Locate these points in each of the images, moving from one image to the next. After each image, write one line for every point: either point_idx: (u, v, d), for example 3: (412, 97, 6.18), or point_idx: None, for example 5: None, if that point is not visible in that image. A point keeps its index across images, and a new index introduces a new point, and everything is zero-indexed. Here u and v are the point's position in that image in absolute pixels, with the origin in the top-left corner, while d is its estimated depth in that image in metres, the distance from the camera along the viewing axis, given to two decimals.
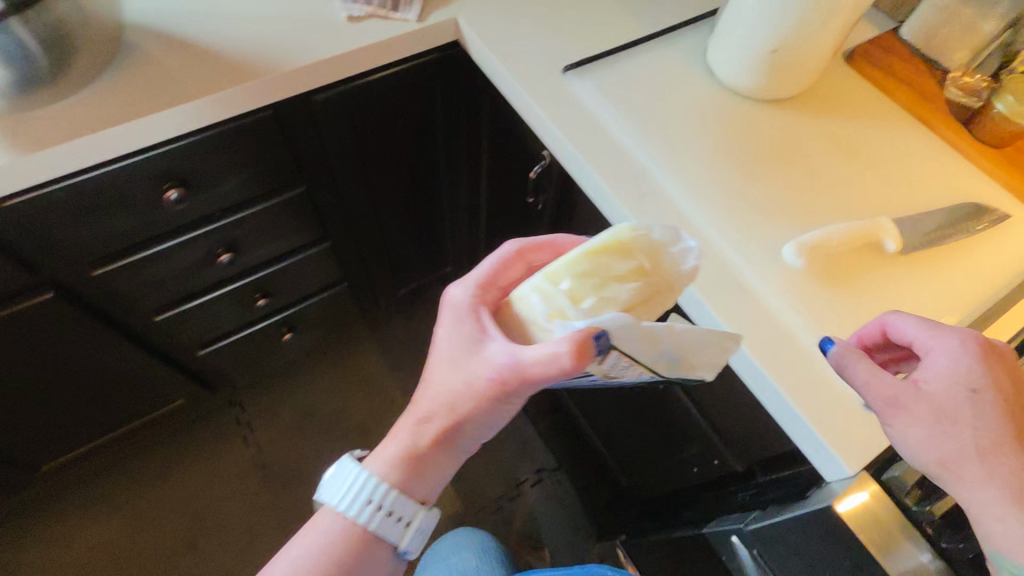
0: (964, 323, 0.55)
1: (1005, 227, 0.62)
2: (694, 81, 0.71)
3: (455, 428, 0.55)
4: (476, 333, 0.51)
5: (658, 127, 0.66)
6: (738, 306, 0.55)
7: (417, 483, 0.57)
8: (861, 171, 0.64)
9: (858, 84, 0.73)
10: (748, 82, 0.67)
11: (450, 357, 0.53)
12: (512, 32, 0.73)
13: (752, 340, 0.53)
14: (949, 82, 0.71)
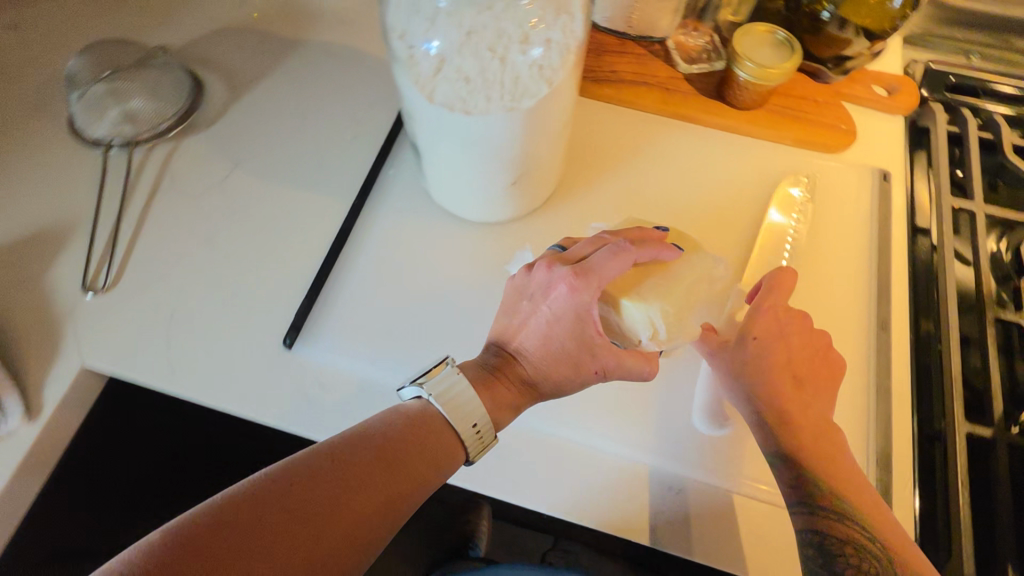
0: (872, 336, 0.49)
1: (825, 192, 0.56)
2: (443, 239, 0.53)
3: (530, 366, 0.41)
4: (573, 315, 0.40)
5: (453, 344, 0.48)
6: (695, 516, 0.43)
7: (495, 407, 0.39)
8: (673, 228, 0.54)
9: (598, 114, 0.60)
10: (503, 211, 0.51)
11: (545, 342, 0.41)
12: (176, 337, 0.48)
13: (701, 546, 0.42)
14: (673, 54, 0.61)
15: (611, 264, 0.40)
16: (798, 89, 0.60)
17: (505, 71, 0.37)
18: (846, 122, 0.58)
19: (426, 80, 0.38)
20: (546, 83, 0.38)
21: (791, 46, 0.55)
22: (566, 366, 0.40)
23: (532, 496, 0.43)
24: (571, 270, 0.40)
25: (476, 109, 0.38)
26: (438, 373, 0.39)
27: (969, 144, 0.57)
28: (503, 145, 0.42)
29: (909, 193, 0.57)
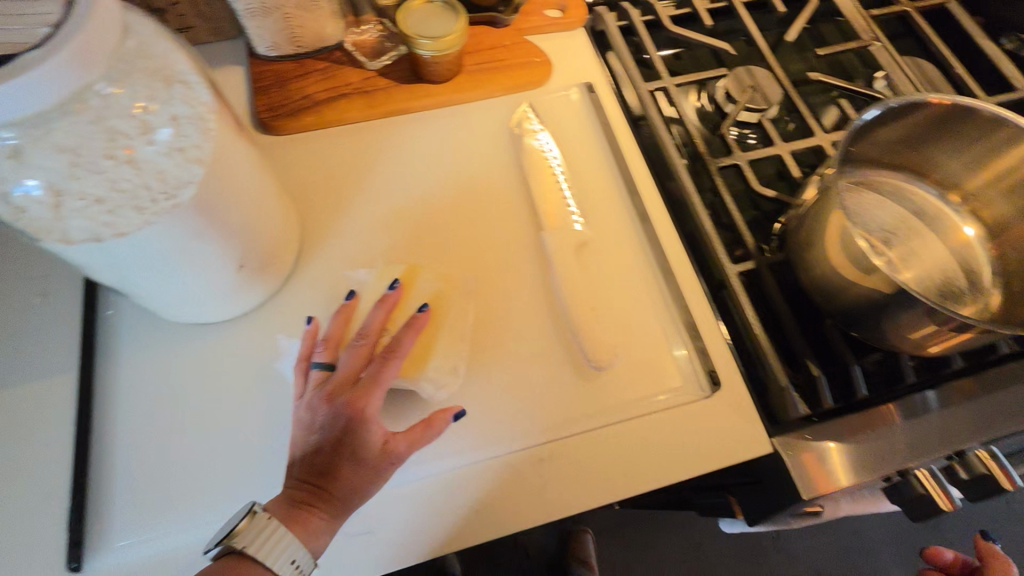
0: (637, 229, 0.53)
1: (550, 123, 0.58)
2: (206, 351, 0.46)
3: (328, 481, 0.38)
4: (361, 422, 0.39)
5: (270, 455, 0.42)
6: (580, 464, 0.44)
7: (311, 533, 0.36)
8: (434, 220, 0.52)
9: (312, 143, 0.56)
10: (254, 292, 0.46)
11: (337, 452, 0.39)
12: None
13: (586, 496, 0.43)
14: (356, 53, 0.59)
15: (381, 371, 0.41)
16: (485, 41, 0.61)
17: (139, 174, 0.32)
18: (538, 54, 0.61)
19: (49, 226, 0.31)
20: (196, 162, 0.34)
21: (453, 8, 0.55)
22: (367, 477, 0.39)
23: (378, 568, 0.41)
24: (349, 389, 0.41)
25: (131, 228, 0.32)
26: (245, 526, 0.35)
27: (638, 30, 0.62)
28: (196, 241, 0.36)
29: (616, 92, 0.60)
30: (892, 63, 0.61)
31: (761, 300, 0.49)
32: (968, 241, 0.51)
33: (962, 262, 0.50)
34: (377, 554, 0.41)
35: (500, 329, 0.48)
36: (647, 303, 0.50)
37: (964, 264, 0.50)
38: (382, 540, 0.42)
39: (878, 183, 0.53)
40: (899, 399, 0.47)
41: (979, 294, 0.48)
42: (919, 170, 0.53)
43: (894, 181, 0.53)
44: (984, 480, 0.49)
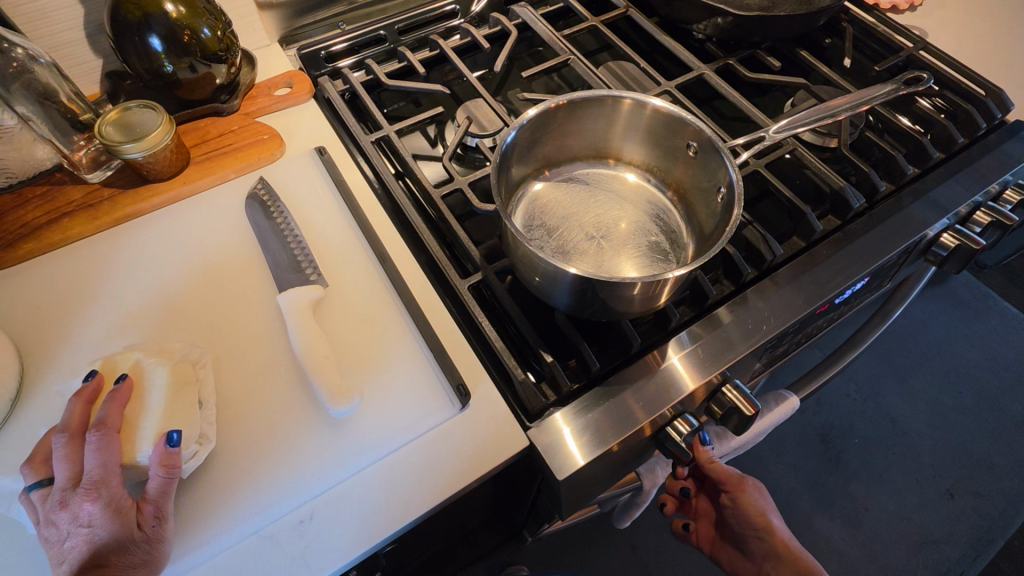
0: (377, 269, 0.56)
1: (284, 191, 0.60)
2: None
3: (104, 566, 0.38)
4: (104, 504, 0.39)
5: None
6: (353, 500, 0.44)
7: None
8: (170, 312, 0.52)
9: (39, 268, 0.55)
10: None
11: (110, 539, 0.38)
12: None
13: (360, 534, 0.43)
14: (76, 170, 0.58)
15: (105, 452, 0.40)
16: (211, 131, 0.63)
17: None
18: (265, 131, 0.63)
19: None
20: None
21: (153, 109, 0.57)
22: (141, 547, 0.39)
23: None
24: (84, 487, 0.39)
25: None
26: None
27: (358, 90, 0.67)
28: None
29: (348, 149, 0.64)
30: (588, 71, 0.68)
31: (495, 307, 0.53)
32: (658, 199, 0.59)
33: (659, 222, 0.57)
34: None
35: (245, 403, 0.47)
36: (391, 337, 0.52)
37: (658, 220, 0.57)
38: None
39: (576, 176, 0.60)
40: (630, 364, 0.51)
41: (681, 259, 0.55)
42: (605, 155, 0.61)
43: (588, 172, 0.61)
44: (734, 409, 0.53)
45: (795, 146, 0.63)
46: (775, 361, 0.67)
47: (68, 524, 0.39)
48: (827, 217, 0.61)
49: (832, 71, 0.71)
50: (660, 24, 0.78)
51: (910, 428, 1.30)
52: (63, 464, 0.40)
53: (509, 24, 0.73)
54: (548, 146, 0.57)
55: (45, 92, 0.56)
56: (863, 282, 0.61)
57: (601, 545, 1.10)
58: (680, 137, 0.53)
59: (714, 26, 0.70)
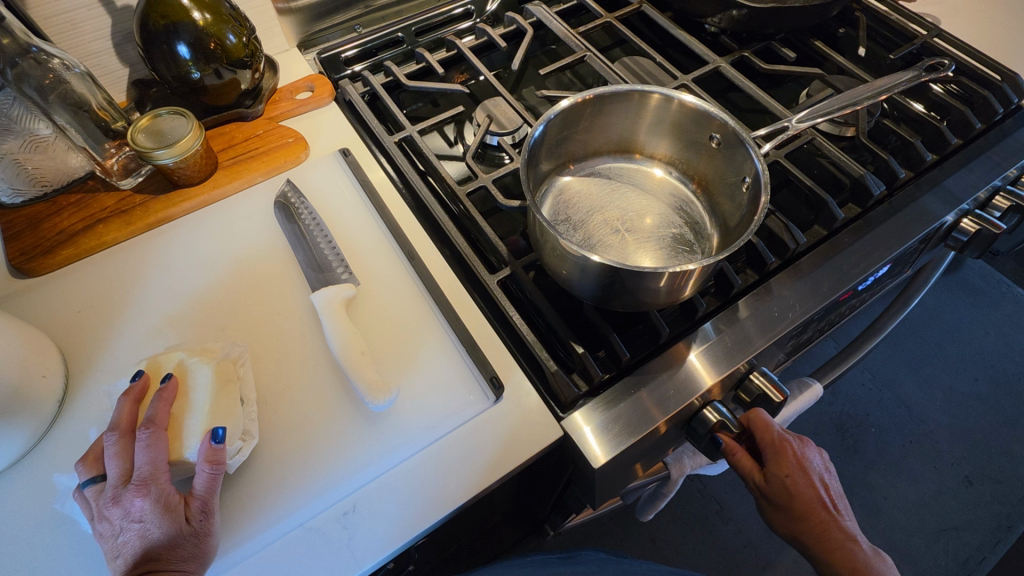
0: (406, 267, 0.57)
1: (312, 192, 0.62)
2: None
3: (156, 560, 0.39)
4: (152, 499, 0.40)
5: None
6: (394, 490, 0.45)
7: None
8: (208, 313, 0.53)
9: (76, 274, 0.56)
10: (11, 439, 0.44)
11: (160, 533, 0.39)
12: None
13: (402, 525, 0.44)
14: (110, 176, 0.60)
15: (155, 448, 0.41)
16: (237, 136, 0.64)
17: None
18: (290, 135, 0.64)
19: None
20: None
21: (183, 116, 0.58)
22: (189, 541, 0.40)
23: None
24: (134, 483, 0.40)
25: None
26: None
27: (379, 92, 0.68)
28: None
29: (372, 150, 0.65)
30: (605, 67, 0.69)
31: (524, 300, 0.54)
32: (682, 192, 0.60)
33: (683, 214, 0.58)
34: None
35: (285, 400, 0.48)
36: (424, 333, 0.53)
37: (679, 214, 0.58)
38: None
39: (599, 171, 0.61)
40: (660, 354, 0.52)
41: (706, 252, 0.55)
42: (628, 149, 0.61)
43: (610, 167, 0.62)
44: (762, 397, 0.54)
45: (814, 136, 0.64)
46: (797, 350, 0.68)
47: (118, 518, 0.39)
48: (847, 205, 0.62)
49: (846, 61, 0.72)
50: (673, 19, 0.79)
51: (926, 416, 1.30)
52: (116, 458, 0.41)
53: (524, 23, 0.74)
54: (572, 142, 0.58)
55: (75, 102, 0.57)
56: (885, 269, 0.62)
57: (618, 537, 1.11)
58: (703, 130, 0.54)
59: (729, 18, 0.70)
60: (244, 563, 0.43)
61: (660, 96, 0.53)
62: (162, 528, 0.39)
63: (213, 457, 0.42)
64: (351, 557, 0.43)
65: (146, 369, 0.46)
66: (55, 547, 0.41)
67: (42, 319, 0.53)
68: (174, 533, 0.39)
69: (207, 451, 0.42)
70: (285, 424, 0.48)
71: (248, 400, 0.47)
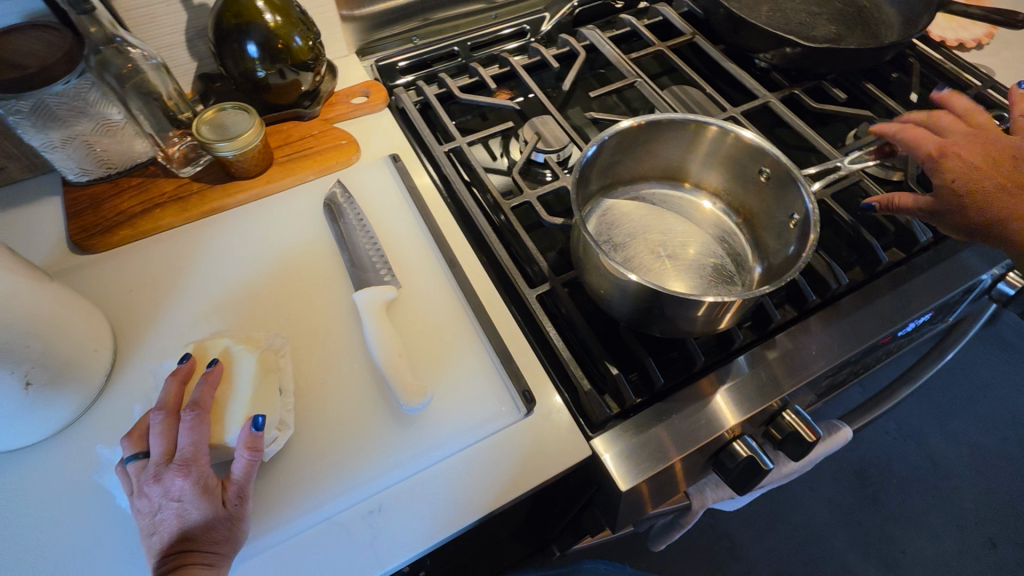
0: (447, 275, 0.58)
1: (360, 194, 0.63)
2: (8, 484, 0.44)
3: (192, 540, 0.39)
4: (193, 481, 0.40)
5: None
6: (422, 495, 0.46)
7: None
8: (253, 303, 0.54)
9: (129, 254, 0.58)
10: (58, 408, 0.45)
11: (198, 514, 0.40)
12: None
13: (428, 530, 0.44)
14: (170, 164, 0.62)
15: (197, 431, 0.42)
16: (294, 134, 0.67)
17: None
18: (344, 137, 0.67)
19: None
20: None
21: (246, 112, 0.61)
22: (224, 525, 0.41)
23: None
24: (175, 463, 0.41)
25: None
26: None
27: (433, 103, 0.70)
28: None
29: (421, 157, 0.67)
30: (655, 94, 0.70)
31: (561, 317, 0.54)
32: (726, 224, 0.60)
33: (725, 245, 0.59)
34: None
35: (321, 395, 0.49)
36: (460, 341, 0.53)
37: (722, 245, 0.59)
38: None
39: (646, 195, 0.62)
40: (693, 382, 0.52)
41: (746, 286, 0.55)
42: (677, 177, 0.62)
43: (657, 193, 0.62)
44: (793, 436, 0.53)
45: (861, 177, 0.65)
46: (828, 391, 0.67)
47: (159, 496, 0.40)
48: (892, 249, 0.62)
49: (897, 105, 0.72)
50: (724, 52, 0.80)
51: (951, 470, 1.27)
52: (160, 436, 0.42)
53: (577, 45, 0.76)
54: (621, 165, 0.59)
55: (149, 91, 0.60)
56: (927, 316, 0.61)
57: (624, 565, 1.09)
58: (756, 164, 0.54)
59: (781, 55, 0.71)
60: (269, 552, 0.43)
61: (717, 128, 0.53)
62: (201, 509, 0.40)
63: (253, 444, 0.42)
64: (376, 558, 0.43)
65: (193, 352, 0.48)
66: (89, 518, 0.43)
67: (95, 295, 0.55)
68: (213, 516, 0.40)
69: (247, 438, 0.42)
70: (320, 418, 0.48)
71: (287, 392, 0.48)
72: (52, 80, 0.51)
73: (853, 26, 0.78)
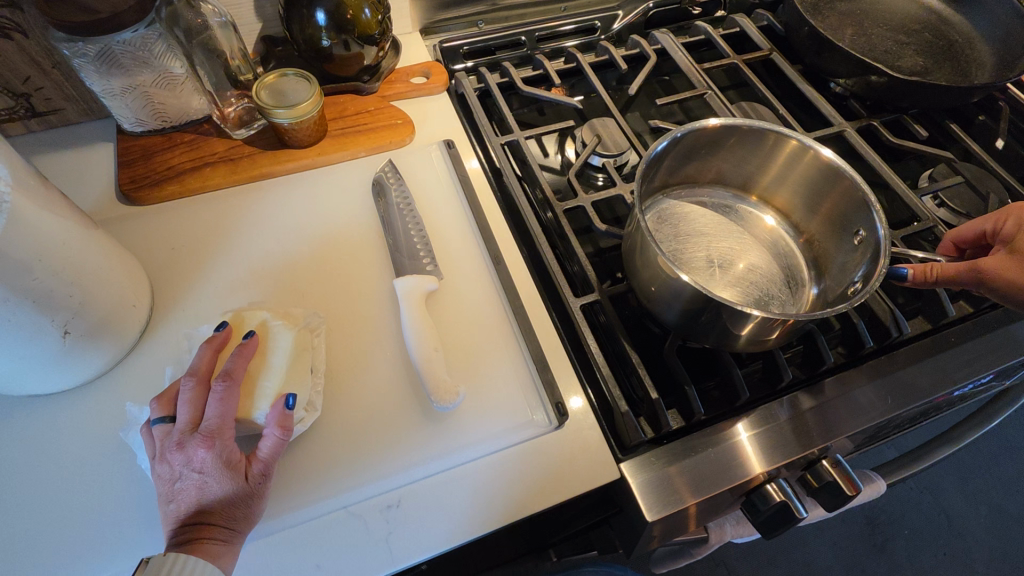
0: (490, 271, 0.56)
1: (411, 177, 0.62)
2: (34, 427, 0.44)
3: (213, 513, 0.39)
4: (218, 454, 0.40)
5: (88, 531, 0.40)
6: (443, 496, 0.44)
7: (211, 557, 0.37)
8: (293, 275, 0.54)
9: (174, 210, 0.57)
10: (93, 359, 0.45)
11: (221, 488, 0.39)
12: None
13: (446, 534, 0.43)
14: (224, 124, 0.62)
15: (227, 403, 0.41)
16: (349, 108, 0.65)
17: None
18: (400, 117, 0.65)
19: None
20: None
21: (307, 81, 0.59)
22: (245, 501, 0.40)
23: None
24: (201, 433, 0.40)
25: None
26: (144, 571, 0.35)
27: (493, 92, 0.67)
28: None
29: (475, 146, 0.65)
30: (724, 108, 0.67)
31: (603, 330, 0.52)
32: (786, 242, 0.58)
33: (783, 261, 0.56)
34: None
35: (350, 380, 0.48)
36: (497, 340, 0.52)
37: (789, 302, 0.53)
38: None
39: (711, 201, 0.60)
40: (733, 415, 0.49)
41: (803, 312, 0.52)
42: (743, 190, 0.60)
43: (724, 200, 0.60)
44: (831, 487, 0.50)
45: (936, 223, 0.59)
46: (867, 442, 0.64)
47: (183, 464, 0.39)
48: (958, 301, 0.58)
49: (980, 149, 0.68)
50: (801, 72, 0.76)
51: (967, 529, 1.22)
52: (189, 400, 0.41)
53: (648, 48, 0.73)
54: (695, 165, 0.57)
55: (214, 49, 0.59)
56: (987, 379, 0.58)
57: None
58: (853, 222, 0.51)
59: (865, 83, 0.67)
60: (284, 534, 0.42)
61: (796, 141, 0.51)
62: (224, 482, 0.39)
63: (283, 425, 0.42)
64: (389, 556, 0.42)
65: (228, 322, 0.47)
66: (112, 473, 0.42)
67: (138, 249, 0.54)
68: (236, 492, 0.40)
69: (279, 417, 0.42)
70: (347, 402, 0.47)
71: (318, 370, 0.47)
72: (119, 28, 0.50)
73: (942, 60, 0.74)
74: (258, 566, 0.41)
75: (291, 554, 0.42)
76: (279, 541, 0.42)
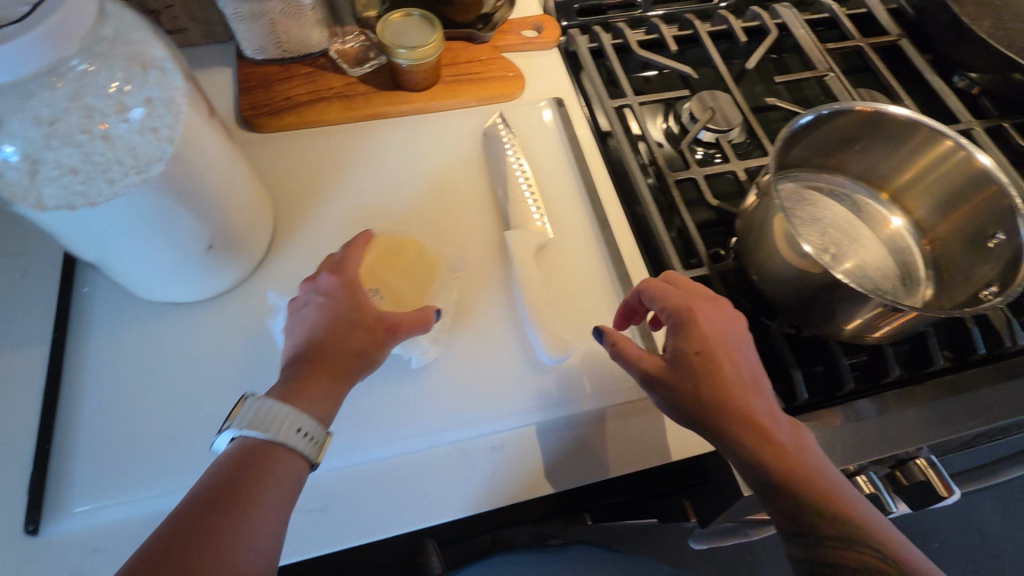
0: (596, 233, 0.56)
1: (521, 131, 0.61)
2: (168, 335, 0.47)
3: (325, 358, 0.40)
4: (342, 300, 0.42)
5: None
6: (546, 445, 0.46)
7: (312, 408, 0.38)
8: (405, 217, 0.55)
9: (291, 142, 0.59)
10: (224, 274, 0.47)
11: (334, 334, 0.41)
12: None
13: (548, 481, 0.44)
14: (341, 61, 0.63)
15: (347, 258, 0.45)
16: (462, 56, 0.65)
17: (112, 148, 0.35)
18: (512, 70, 0.64)
19: (24, 187, 0.34)
20: (168, 144, 0.37)
21: (430, 24, 0.59)
22: (354, 348, 0.41)
23: (345, 534, 0.41)
24: (321, 281, 0.44)
25: (102, 198, 0.35)
26: (240, 410, 0.36)
27: (608, 53, 0.66)
28: (157, 213, 0.38)
29: (584, 108, 0.64)
30: (847, 92, 0.64)
31: None
32: (906, 241, 0.56)
33: (899, 258, 0.55)
34: (330, 533, 0.41)
35: (459, 324, 0.50)
36: (602, 301, 0.52)
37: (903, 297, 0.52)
38: (332, 520, 0.42)
39: (831, 188, 0.58)
40: (838, 403, 0.49)
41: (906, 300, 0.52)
42: (870, 184, 0.59)
43: (848, 191, 0.59)
44: (926, 487, 0.50)
45: None
46: (951, 452, 0.63)
47: (310, 308, 0.43)
48: None
49: None
50: (927, 61, 0.72)
51: None
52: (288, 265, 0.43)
53: (769, 21, 0.69)
54: (829, 150, 0.56)
55: None
56: None
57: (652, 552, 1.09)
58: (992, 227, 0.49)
59: (1004, 79, 0.63)
60: (395, 461, 0.44)
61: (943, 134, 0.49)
62: (341, 326, 0.41)
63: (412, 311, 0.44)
64: (494, 494, 0.43)
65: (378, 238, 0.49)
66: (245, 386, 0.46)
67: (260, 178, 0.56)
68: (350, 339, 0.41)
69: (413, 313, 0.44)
70: (455, 345, 0.49)
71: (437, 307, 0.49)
72: None
73: None
74: (371, 487, 0.43)
75: (402, 481, 0.44)
76: (391, 466, 0.44)
